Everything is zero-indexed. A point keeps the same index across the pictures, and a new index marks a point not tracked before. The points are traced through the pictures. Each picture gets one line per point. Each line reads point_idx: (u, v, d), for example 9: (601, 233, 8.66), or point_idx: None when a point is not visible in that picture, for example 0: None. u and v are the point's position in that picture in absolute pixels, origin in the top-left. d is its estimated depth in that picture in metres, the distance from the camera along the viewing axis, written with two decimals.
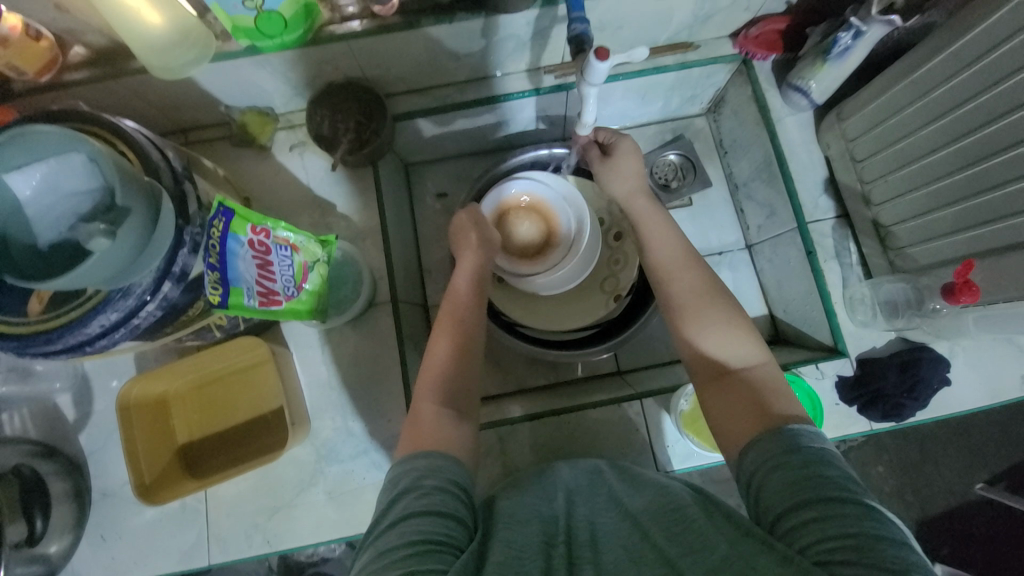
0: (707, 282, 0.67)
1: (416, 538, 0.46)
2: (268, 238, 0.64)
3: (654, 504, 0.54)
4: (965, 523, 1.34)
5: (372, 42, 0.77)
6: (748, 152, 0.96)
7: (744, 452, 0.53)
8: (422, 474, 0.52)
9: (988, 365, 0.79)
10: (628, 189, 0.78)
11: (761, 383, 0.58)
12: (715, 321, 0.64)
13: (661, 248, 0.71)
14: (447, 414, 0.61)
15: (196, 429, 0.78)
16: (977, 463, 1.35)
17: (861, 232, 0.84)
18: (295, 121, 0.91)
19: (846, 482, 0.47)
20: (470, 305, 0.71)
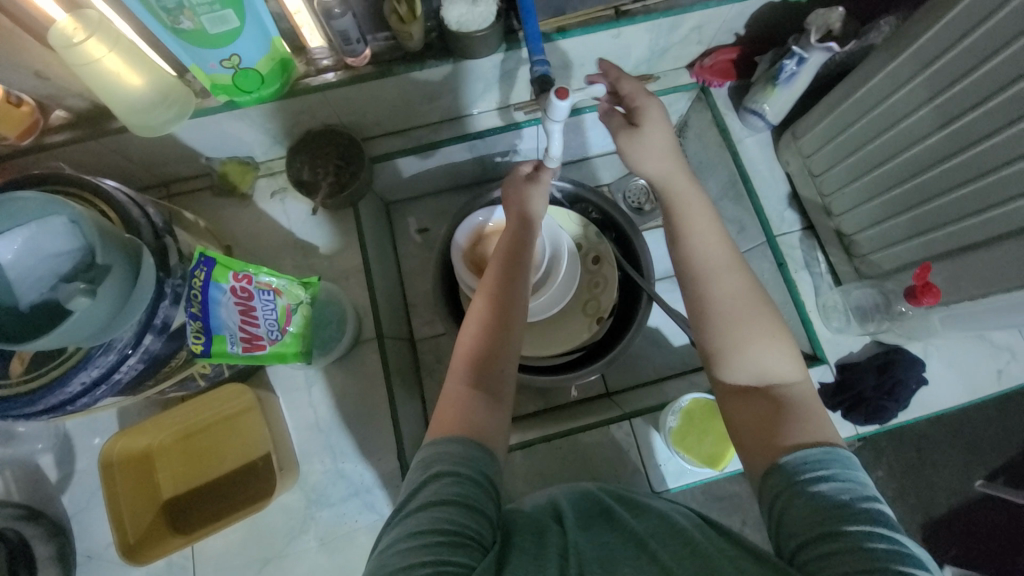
0: (751, 285, 0.63)
1: (444, 529, 0.47)
2: (250, 284, 0.65)
3: (658, 528, 0.54)
4: (969, 522, 1.34)
5: (348, 91, 0.81)
6: (714, 172, 1.00)
7: (769, 472, 0.53)
8: (455, 461, 0.53)
9: (960, 362, 0.82)
10: (662, 168, 0.68)
11: (795, 399, 0.59)
12: (759, 330, 0.61)
13: (704, 240, 0.65)
14: (478, 397, 0.60)
15: (182, 482, 0.77)
16: (973, 461, 1.36)
17: (826, 242, 0.88)
18: (275, 168, 0.93)
19: (873, 514, 0.47)
20: (504, 275, 0.68)
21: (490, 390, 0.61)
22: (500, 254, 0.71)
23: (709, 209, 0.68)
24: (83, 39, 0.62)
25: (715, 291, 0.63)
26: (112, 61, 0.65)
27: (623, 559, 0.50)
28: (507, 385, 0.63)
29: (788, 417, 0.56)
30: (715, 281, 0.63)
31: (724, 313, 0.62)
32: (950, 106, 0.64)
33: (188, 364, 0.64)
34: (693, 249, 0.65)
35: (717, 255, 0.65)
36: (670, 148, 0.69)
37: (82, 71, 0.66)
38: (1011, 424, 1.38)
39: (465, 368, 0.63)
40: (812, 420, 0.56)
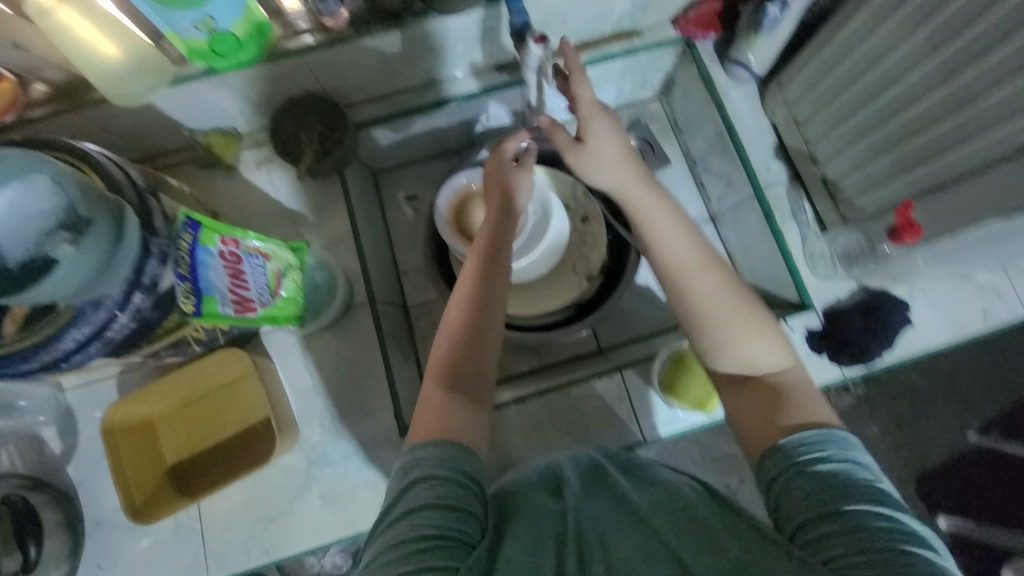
0: (728, 286, 0.63)
1: (428, 533, 0.48)
2: (238, 248, 0.65)
3: (663, 501, 0.55)
4: (960, 472, 1.37)
5: (326, 54, 0.80)
6: (701, 127, 1.00)
7: (767, 456, 0.56)
8: (433, 464, 0.54)
9: (946, 303, 0.83)
10: (619, 180, 0.65)
11: (793, 391, 0.60)
12: (747, 327, 0.62)
13: (676, 251, 0.63)
14: (456, 397, 0.61)
15: (184, 448, 0.79)
16: (967, 414, 1.38)
17: (813, 191, 0.88)
18: (258, 138, 0.92)
19: (873, 493, 0.49)
20: (483, 272, 0.67)
21: (466, 391, 0.62)
22: (481, 245, 0.69)
23: (671, 209, 0.65)
24: (57, 7, 0.64)
25: (696, 294, 0.62)
26: (83, 27, 0.67)
27: (621, 529, 0.51)
28: (485, 383, 0.64)
29: (781, 408, 0.59)
30: (693, 285, 0.63)
31: (706, 316, 0.62)
32: (930, 40, 0.64)
33: (180, 327, 0.64)
34: (663, 261, 0.64)
35: (688, 260, 0.63)
36: (627, 155, 0.66)
37: (58, 43, 0.67)
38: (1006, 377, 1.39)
39: (440, 371, 0.63)
40: (801, 408, 0.58)
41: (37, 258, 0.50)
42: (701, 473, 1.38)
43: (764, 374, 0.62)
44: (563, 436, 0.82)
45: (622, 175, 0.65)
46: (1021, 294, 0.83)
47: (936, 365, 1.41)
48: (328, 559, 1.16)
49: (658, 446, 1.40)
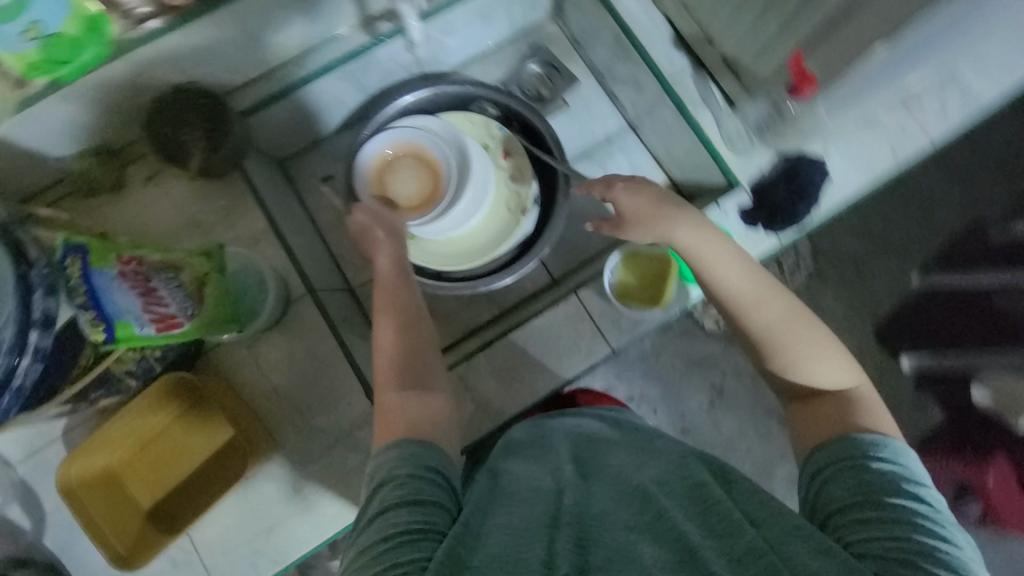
0: (794, 310, 0.67)
1: (395, 531, 0.49)
2: (139, 264, 0.62)
3: (665, 475, 0.56)
4: (918, 314, 1.46)
5: (180, 37, 0.71)
6: (599, 38, 0.96)
7: (816, 449, 0.59)
8: (394, 465, 0.54)
9: (857, 151, 0.87)
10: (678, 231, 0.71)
11: (864, 404, 0.62)
12: (815, 343, 0.66)
13: (738, 280, 0.68)
14: (410, 394, 0.64)
15: (155, 489, 0.75)
16: (907, 261, 1.47)
17: (717, 73, 0.88)
18: (137, 151, 0.84)
19: (916, 496, 0.52)
20: (399, 287, 0.73)
21: (417, 386, 0.65)
22: (389, 272, 0.74)
23: (727, 243, 0.70)
24: None
25: (760, 317, 0.66)
26: None
27: (626, 507, 0.52)
28: (434, 378, 0.68)
29: (856, 417, 0.60)
30: (758, 309, 0.66)
31: (776, 340, 0.66)
32: None
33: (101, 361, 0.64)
34: (726, 290, 0.68)
35: (750, 287, 0.67)
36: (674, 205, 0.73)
37: None
38: (935, 218, 1.48)
39: (388, 379, 0.66)
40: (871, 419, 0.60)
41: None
42: (686, 377, 1.44)
43: (837, 389, 0.64)
44: (536, 372, 0.82)
45: (664, 223, 0.72)
46: (925, 122, 0.87)
47: (872, 221, 1.48)
48: None
49: (640, 365, 1.44)
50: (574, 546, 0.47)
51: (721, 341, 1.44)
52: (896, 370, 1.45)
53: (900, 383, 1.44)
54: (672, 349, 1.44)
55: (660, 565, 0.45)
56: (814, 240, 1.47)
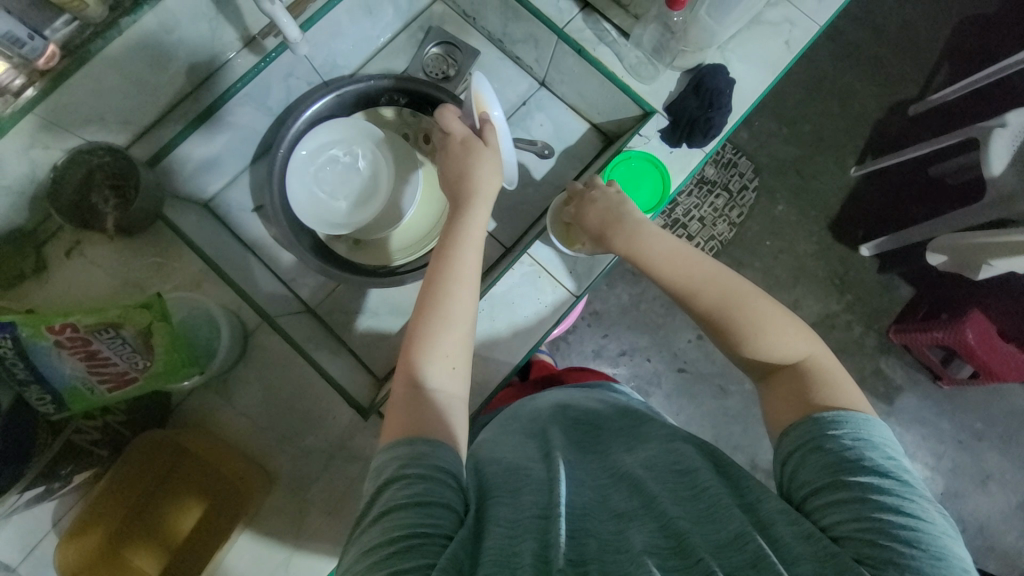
0: (742, 288, 0.65)
1: (397, 536, 0.44)
2: (74, 330, 0.62)
3: (656, 459, 0.57)
4: (862, 201, 1.52)
5: (57, 98, 0.68)
6: (485, 5, 0.96)
7: (785, 432, 0.55)
8: (403, 462, 0.49)
9: (754, 50, 0.90)
10: (631, 243, 0.72)
11: (818, 374, 0.58)
12: (768, 315, 0.63)
13: (681, 272, 0.68)
14: (421, 392, 0.58)
15: (161, 556, 0.72)
16: (841, 154, 1.53)
17: (605, 9, 0.90)
18: (51, 228, 0.81)
19: (884, 474, 0.48)
20: (462, 253, 0.67)
21: (436, 387, 0.59)
22: (445, 238, 0.70)
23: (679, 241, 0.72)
24: None
25: (702, 299, 0.66)
26: None
27: (616, 492, 0.54)
28: (459, 379, 0.61)
29: (812, 393, 0.57)
30: (697, 295, 0.66)
31: (726, 322, 0.64)
32: None
33: (60, 432, 0.67)
34: (668, 281, 0.69)
35: (692, 274, 0.68)
36: (621, 211, 0.75)
37: None
38: (853, 105, 1.54)
39: (410, 368, 0.60)
40: (830, 390, 0.56)
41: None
42: (669, 319, 1.47)
43: (792, 362, 0.61)
44: (511, 334, 0.85)
45: (611, 226, 0.74)
46: (808, 11, 0.91)
47: (799, 125, 1.53)
48: None
49: (623, 319, 1.47)
50: (566, 539, 0.46)
51: None
52: (857, 260, 1.51)
53: (862, 269, 1.51)
54: (648, 295, 1.47)
55: (650, 550, 0.45)
56: (753, 157, 1.52)
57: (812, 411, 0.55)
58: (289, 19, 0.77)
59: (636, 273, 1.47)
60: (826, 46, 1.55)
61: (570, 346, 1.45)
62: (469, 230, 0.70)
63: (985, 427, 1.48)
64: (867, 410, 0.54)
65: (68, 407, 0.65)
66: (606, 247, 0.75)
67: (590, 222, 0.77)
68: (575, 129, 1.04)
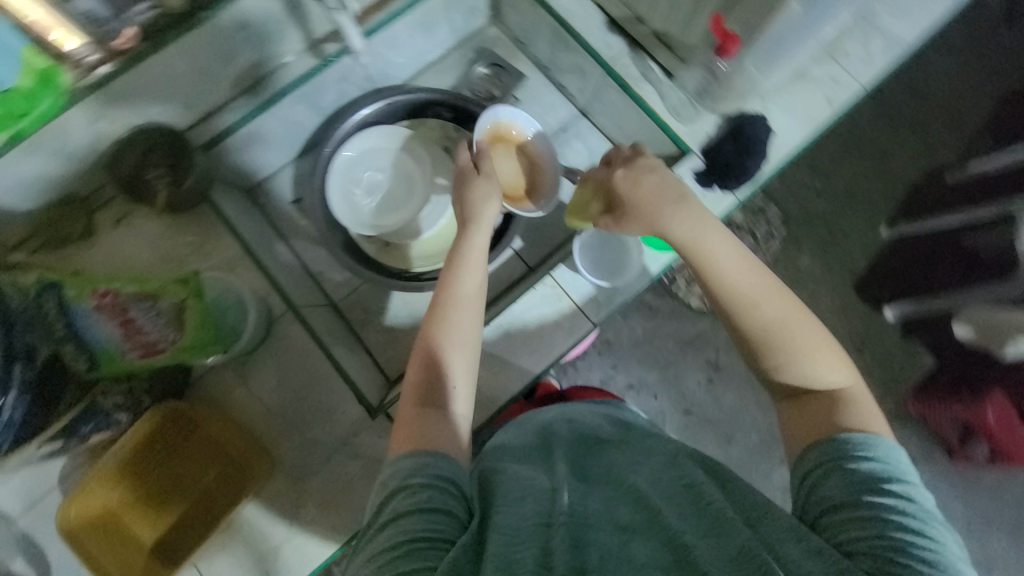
0: (796, 309, 0.65)
1: (403, 539, 0.47)
2: (114, 296, 0.68)
3: (660, 475, 0.57)
4: (890, 262, 1.50)
5: (131, 79, 0.73)
6: (537, 33, 1.00)
7: (809, 449, 0.58)
8: (407, 474, 0.52)
9: (795, 103, 0.91)
10: (688, 233, 0.67)
11: (856, 403, 0.60)
12: (815, 339, 0.63)
13: (743, 278, 0.65)
14: (430, 413, 0.60)
15: (159, 523, 0.74)
16: (872, 213, 1.52)
17: (652, 49, 0.93)
18: (105, 196, 0.86)
19: (904, 497, 0.52)
20: (463, 281, 0.68)
21: (442, 406, 0.61)
22: (448, 264, 0.70)
23: (728, 234, 0.68)
24: None
25: (759, 314, 0.63)
26: None
27: (622, 509, 0.53)
28: (461, 399, 0.63)
29: (841, 419, 0.58)
30: (755, 305, 0.64)
31: (773, 339, 0.63)
32: None
33: (87, 392, 0.71)
34: (721, 284, 0.65)
35: (755, 284, 0.65)
36: (672, 191, 0.69)
37: None
38: (888, 166, 1.53)
39: (413, 390, 0.63)
40: (866, 420, 0.58)
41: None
42: (681, 357, 1.45)
43: (829, 388, 0.62)
44: (526, 353, 0.85)
45: (664, 205, 0.67)
46: (852, 70, 0.92)
47: (832, 180, 1.53)
48: None
49: (634, 351, 1.47)
50: (569, 549, 0.47)
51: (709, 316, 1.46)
52: (880, 321, 1.48)
53: (883, 331, 1.48)
54: (663, 331, 1.46)
55: (654, 564, 0.46)
56: (783, 208, 1.52)
57: (843, 432, 0.57)
58: (356, 29, 0.82)
59: (652, 306, 1.47)
60: (867, 106, 1.56)
61: (577, 372, 1.44)
62: (469, 256, 0.71)
63: (999, 510, 1.42)
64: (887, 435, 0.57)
65: (99, 368, 0.69)
66: (661, 230, 0.68)
67: (638, 198, 0.69)
68: None
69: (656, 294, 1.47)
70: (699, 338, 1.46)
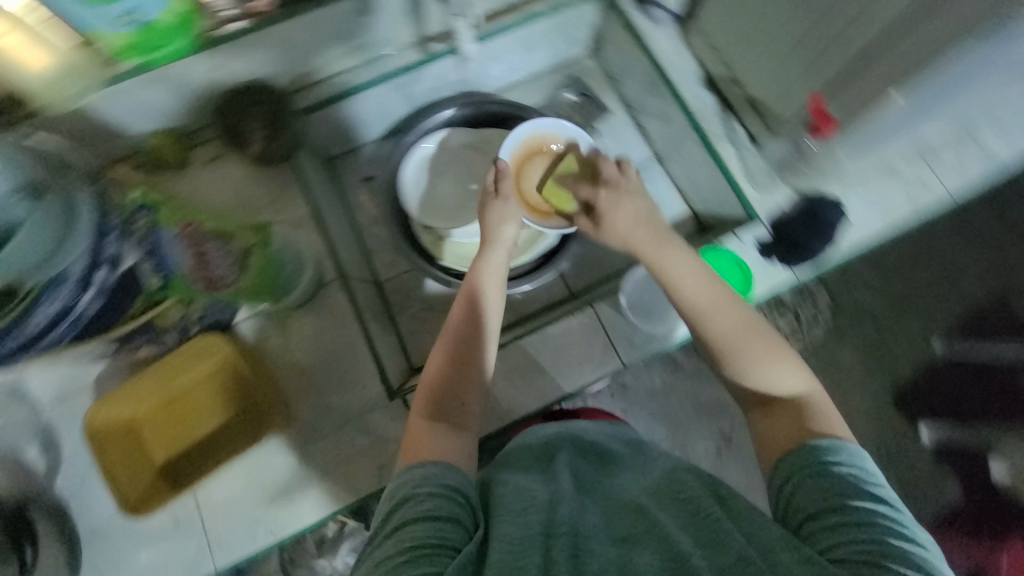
0: (747, 319, 0.68)
1: (410, 544, 0.47)
2: (196, 228, 0.74)
3: (660, 487, 0.57)
4: (937, 380, 1.42)
5: (258, 39, 0.79)
6: (632, 73, 1.03)
7: (783, 459, 0.58)
8: (416, 483, 0.53)
9: (877, 196, 0.90)
10: (655, 245, 0.72)
11: (819, 409, 0.62)
12: (765, 353, 0.66)
13: (697, 290, 0.68)
14: (440, 428, 0.62)
15: (172, 445, 0.78)
16: (929, 325, 1.44)
17: (741, 112, 0.94)
18: (207, 135, 0.92)
19: (876, 498, 0.52)
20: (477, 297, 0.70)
21: (451, 420, 0.63)
22: (468, 282, 0.73)
23: (688, 250, 0.72)
24: None
25: (715, 324, 0.67)
26: (13, 39, 0.65)
27: (620, 520, 0.53)
28: (470, 413, 0.65)
29: (809, 423, 0.60)
30: (709, 323, 0.67)
31: (730, 349, 0.66)
32: None
33: (153, 304, 0.73)
34: (681, 298, 0.69)
35: (709, 295, 0.68)
36: (644, 215, 0.74)
37: None
38: (956, 281, 1.46)
39: (423, 404, 0.64)
40: (822, 420, 0.61)
41: (14, 223, 0.62)
42: (695, 421, 1.41)
43: (790, 396, 0.64)
44: (550, 376, 0.86)
45: (641, 225, 0.73)
46: (941, 176, 0.90)
47: (893, 282, 1.47)
48: (340, 559, 1.21)
49: (649, 403, 1.43)
50: (569, 556, 0.46)
51: None
52: (913, 437, 1.40)
53: (915, 450, 1.39)
54: (683, 390, 1.43)
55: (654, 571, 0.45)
56: (835, 296, 1.46)
57: (810, 437, 0.58)
58: (471, 38, 0.89)
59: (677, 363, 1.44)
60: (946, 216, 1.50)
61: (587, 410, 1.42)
62: (488, 278, 0.73)
63: None
64: (851, 438, 0.58)
65: (168, 288, 0.73)
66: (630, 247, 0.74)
67: (620, 218, 0.74)
68: (673, 209, 1.07)
69: (685, 351, 1.44)
70: (719, 407, 1.41)
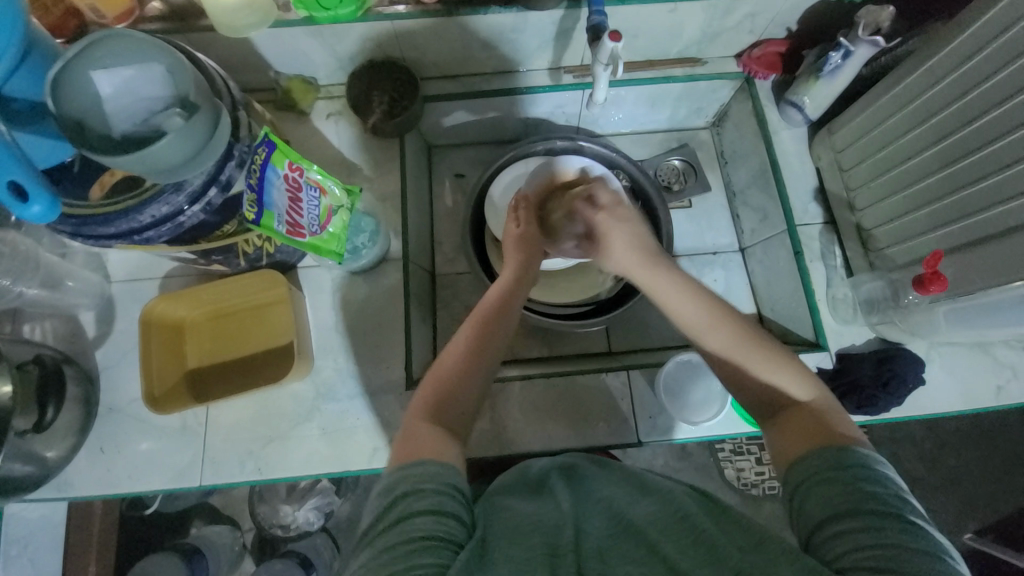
0: (743, 328, 0.63)
1: (414, 538, 0.46)
2: (301, 176, 0.73)
3: (660, 512, 0.53)
4: None
5: (413, 24, 0.84)
6: (746, 161, 1.01)
7: (795, 464, 0.53)
8: (415, 480, 0.51)
9: (962, 370, 0.83)
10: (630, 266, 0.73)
11: (831, 413, 0.56)
12: (761, 361, 0.61)
13: (687, 307, 0.66)
14: (438, 431, 0.58)
15: (206, 356, 0.84)
16: (968, 513, 1.31)
17: (845, 237, 0.90)
18: (335, 93, 0.98)
19: (890, 494, 0.47)
20: (502, 313, 0.69)
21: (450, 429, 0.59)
22: (488, 303, 0.70)
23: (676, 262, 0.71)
24: None
25: (706, 338, 0.64)
26: None
27: (622, 545, 0.50)
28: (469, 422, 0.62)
29: (824, 433, 0.53)
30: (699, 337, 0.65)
31: (740, 365, 0.62)
32: (979, 102, 0.67)
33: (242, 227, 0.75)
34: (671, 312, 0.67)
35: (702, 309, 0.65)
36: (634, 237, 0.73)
37: None
38: (1015, 481, 1.32)
39: (424, 408, 0.61)
40: (838, 422, 0.55)
41: (159, 130, 0.61)
42: None
43: (799, 401, 0.58)
44: (561, 423, 0.85)
45: (629, 250, 0.73)
46: None
47: (946, 455, 1.33)
48: (302, 513, 1.25)
49: None
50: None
51: (736, 499, 1.33)
52: None
53: None
54: (684, 483, 1.33)
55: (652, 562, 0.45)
56: (874, 444, 1.33)
57: (836, 445, 0.52)
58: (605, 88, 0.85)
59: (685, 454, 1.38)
60: None
61: None
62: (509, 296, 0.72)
63: None
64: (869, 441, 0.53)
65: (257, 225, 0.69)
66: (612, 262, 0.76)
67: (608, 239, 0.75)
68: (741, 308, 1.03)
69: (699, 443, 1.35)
70: None
